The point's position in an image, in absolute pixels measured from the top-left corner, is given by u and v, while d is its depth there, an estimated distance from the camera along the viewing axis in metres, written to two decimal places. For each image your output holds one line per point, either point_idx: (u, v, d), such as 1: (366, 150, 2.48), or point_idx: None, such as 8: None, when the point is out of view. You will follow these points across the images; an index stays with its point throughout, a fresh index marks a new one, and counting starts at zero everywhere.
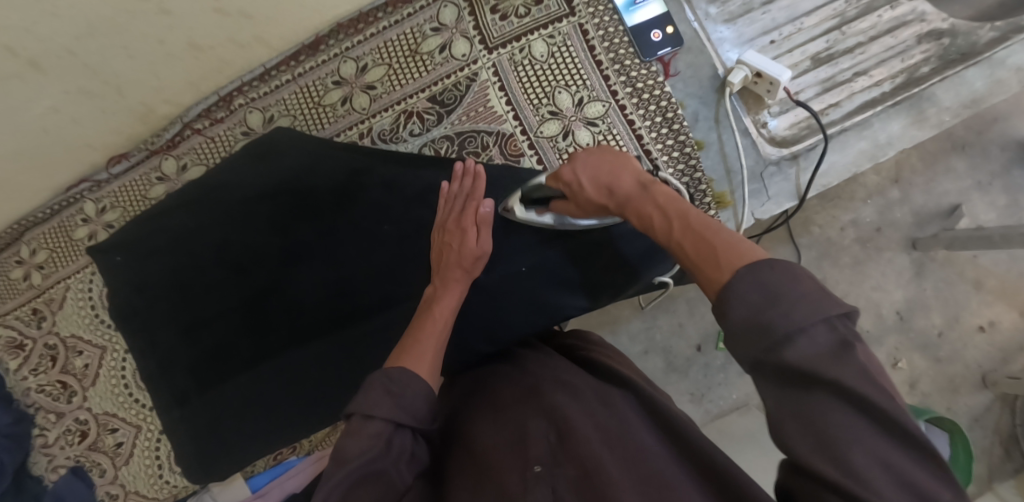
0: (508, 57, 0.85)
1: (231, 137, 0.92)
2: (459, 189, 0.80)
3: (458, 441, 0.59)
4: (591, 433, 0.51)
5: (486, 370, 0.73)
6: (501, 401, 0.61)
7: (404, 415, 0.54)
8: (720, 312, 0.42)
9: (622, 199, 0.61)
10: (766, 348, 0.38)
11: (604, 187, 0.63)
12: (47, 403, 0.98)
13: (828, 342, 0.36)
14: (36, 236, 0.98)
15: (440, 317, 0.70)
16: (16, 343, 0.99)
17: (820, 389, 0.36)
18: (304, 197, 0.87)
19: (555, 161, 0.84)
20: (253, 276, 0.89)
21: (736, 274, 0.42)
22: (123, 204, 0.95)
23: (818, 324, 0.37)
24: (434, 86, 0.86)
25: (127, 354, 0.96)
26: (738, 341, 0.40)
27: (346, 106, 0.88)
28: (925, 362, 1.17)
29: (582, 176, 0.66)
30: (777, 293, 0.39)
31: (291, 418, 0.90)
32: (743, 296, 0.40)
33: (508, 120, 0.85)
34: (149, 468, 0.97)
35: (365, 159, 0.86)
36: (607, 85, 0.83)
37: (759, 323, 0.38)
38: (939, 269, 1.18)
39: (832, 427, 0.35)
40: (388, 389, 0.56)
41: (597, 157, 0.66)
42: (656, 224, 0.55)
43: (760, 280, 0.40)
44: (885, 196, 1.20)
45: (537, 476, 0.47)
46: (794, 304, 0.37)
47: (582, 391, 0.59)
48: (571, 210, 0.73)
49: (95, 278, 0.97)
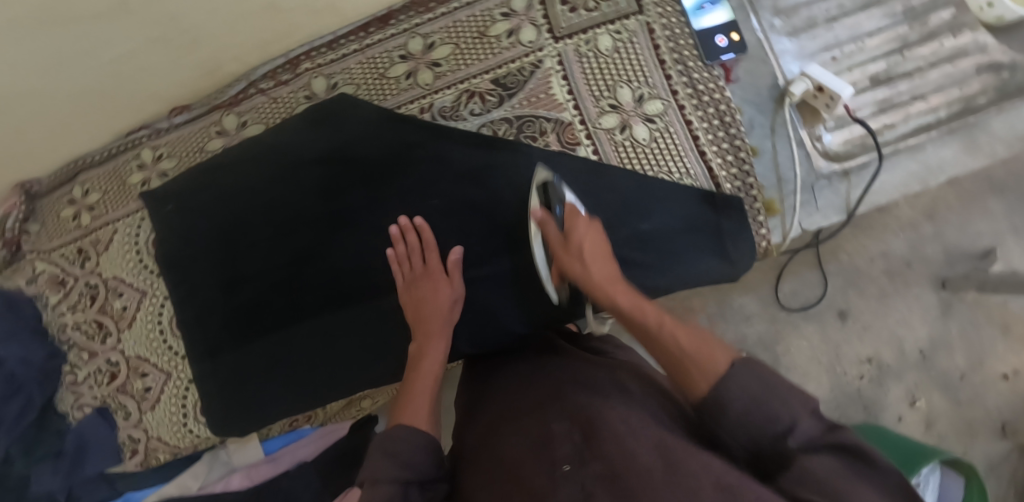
0: (573, 48, 0.86)
1: (294, 100, 0.92)
2: (409, 246, 0.84)
3: (485, 447, 0.61)
4: (616, 432, 0.51)
5: (513, 370, 0.75)
6: (526, 401, 0.64)
7: (405, 470, 0.58)
8: (716, 402, 0.51)
9: (603, 278, 0.71)
10: (763, 428, 0.48)
11: (598, 254, 0.73)
12: (82, 341, 1.00)
13: (810, 425, 0.48)
14: (91, 177, 1.00)
15: (427, 374, 0.73)
16: (59, 279, 1.01)
17: (822, 457, 0.45)
18: (357, 164, 0.88)
19: (610, 154, 0.84)
20: (298, 236, 0.90)
21: (730, 366, 0.52)
22: (179, 155, 0.96)
23: (800, 410, 0.48)
24: (498, 69, 0.87)
25: (166, 300, 0.97)
26: (738, 421, 0.49)
27: (410, 80, 0.89)
28: (945, 402, 1.16)
29: (585, 236, 0.74)
30: (770, 383, 0.50)
31: (321, 383, 0.91)
32: (744, 382, 0.50)
33: (569, 109, 0.85)
34: (174, 415, 0.97)
35: (421, 131, 0.86)
36: (668, 84, 0.84)
37: (761, 411, 0.48)
38: (967, 310, 1.18)
39: (834, 479, 0.43)
40: (387, 450, 0.59)
41: (597, 232, 0.76)
42: (646, 312, 0.66)
43: (756, 373, 0.51)
44: (917, 230, 1.20)
45: (566, 475, 0.48)
46: (785, 398, 0.48)
47: (604, 392, 0.60)
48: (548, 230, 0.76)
49: (143, 224, 0.98)
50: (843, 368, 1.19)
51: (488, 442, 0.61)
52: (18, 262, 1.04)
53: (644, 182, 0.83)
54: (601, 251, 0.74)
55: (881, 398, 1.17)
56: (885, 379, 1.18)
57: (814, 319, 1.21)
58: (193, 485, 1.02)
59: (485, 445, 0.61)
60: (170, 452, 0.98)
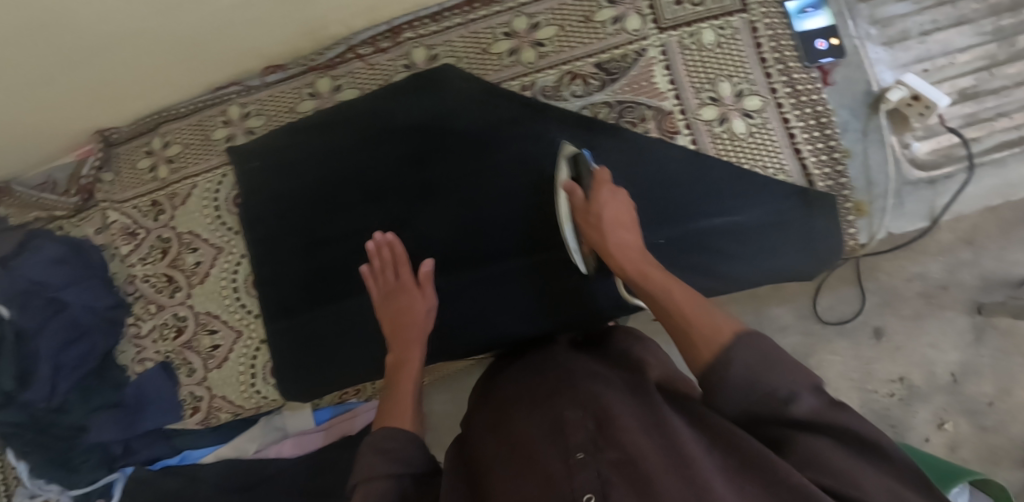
0: (677, 39, 0.88)
1: (392, 68, 0.92)
2: (381, 262, 0.86)
3: (496, 437, 0.62)
4: (630, 422, 0.53)
5: (522, 365, 0.77)
6: (535, 390, 0.66)
7: (401, 466, 0.62)
8: (717, 373, 0.53)
9: (617, 246, 0.74)
10: (768, 404, 0.51)
11: (619, 222, 0.76)
12: (150, 293, 0.99)
13: (816, 401, 0.50)
14: (172, 130, 1.00)
15: (410, 380, 0.75)
16: (130, 230, 1.00)
17: (821, 435, 0.49)
18: (455, 136, 0.88)
19: (708, 145, 0.86)
20: (386, 203, 0.90)
21: (733, 341, 0.54)
22: (268, 113, 0.96)
23: (807, 391, 0.50)
24: (602, 54, 0.89)
25: (243, 259, 0.96)
26: (744, 391, 0.52)
27: (513, 58, 0.90)
28: (970, 428, 1.07)
29: (606, 206, 0.77)
30: (773, 358, 0.52)
31: (399, 351, 0.91)
32: (745, 361, 0.52)
33: (670, 98, 0.87)
34: (241, 375, 0.95)
35: (521, 108, 0.87)
36: (768, 82, 0.86)
37: (761, 384, 0.51)
38: (1001, 338, 1.08)
39: (838, 462, 0.47)
40: (378, 451, 0.63)
41: (621, 200, 0.78)
42: (652, 278, 0.69)
43: (761, 352, 0.53)
44: (956, 255, 1.10)
45: (581, 461, 0.49)
46: (781, 376, 0.51)
47: (615, 383, 0.62)
48: (574, 196, 0.79)
49: (224, 181, 0.97)
50: (871, 386, 1.12)
51: (497, 433, 0.62)
52: (88, 210, 1.03)
53: (740, 175, 0.85)
54: (623, 218, 0.77)
55: (907, 419, 1.09)
56: (914, 400, 1.10)
57: (846, 335, 1.13)
58: (251, 448, 0.99)
59: (494, 435, 0.62)
60: (231, 412, 0.97)
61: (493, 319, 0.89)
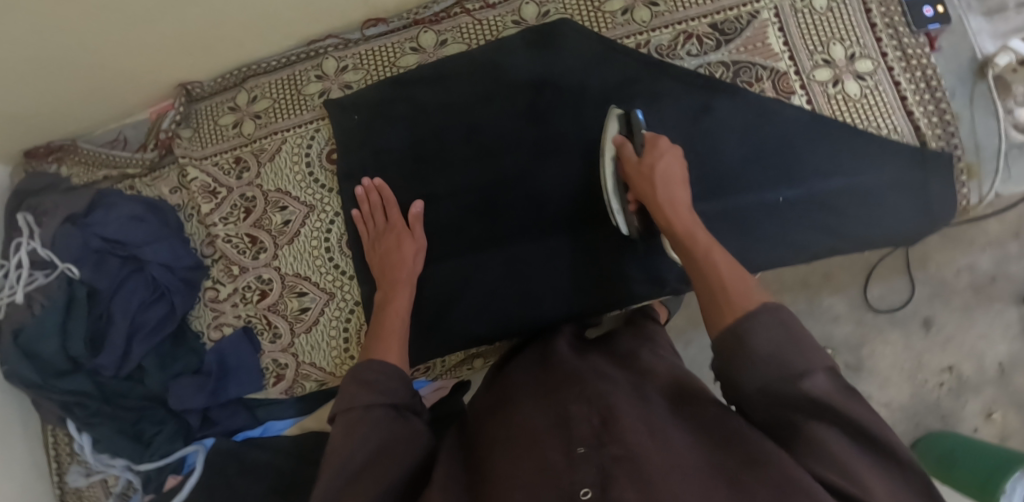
0: (789, 3, 0.89)
1: (501, 23, 0.91)
2: (372, 205, 0.86)
3: (497, 425, 0.59)
4: (633, 420, 0.50)
5: (526, 358, 0.73)
6: (542, 382, 0.62)
7: (382, 397, 0.60)
8: (737, 340, 0.51)
9: (666, 200, 0.69)
10: (779, 377, 0.47)
11: (671, 179, 0.71)
12: (231, 255, 0.94)
13: (830, 387, 0.47)
14: (261, 84, 0.96)
15: (396, 316, 0.74)
16: (210, 188, 0.95)
17: (826, 421, 0.46)
18: (572, 90, 0.87)
19: (824, 105, 0.87)
20: (499, 157, 0.87)
21: (759, 310, 0.52)
22: (366, 68, 0.93)
23: (823, 375, 0.47)
24: (716, 15, 0.89)
25: (336, 217, 0.91)
26: (761, 361, 0.49)
27: (626, 17, 0.89)
28: (1021, 419, 1.05)
29: (659, 162, 0.71)
30: (797, 333, 0.50)
31: (513, 312, 0.85)
32: (766, 332, 0.50)
33: (784, 59, 0.88)
34: (333, 340, 0.90)
35: (639, 64, 0.87)
36: (878, 46, 0.88)
37: (779, 355, 0.48)
38: None
39: (841, 451, 0.45)
40: (360, 382, 0.62)
41: (674, 156, 0.73)
42: (698, 239, 0.64)
43: (783, 324, 0.50)
44: (1003, 248, 1.08)
45: (583, 456, 0.47)
46: (807, 352, 0.48)
47: (621, 381, 0.58)
48: (625, 154, 0.75)
49: (318, 135, 0.93)
50: (922, 376, 1.08)
51: (496, 423, 0.59)
52: (163, 168, 0.99)
53: (856, 136, 0.85)
54: (675, 178, 0.71)
55: (958, 410, 1.07)
56: (965, 391, 1.07)
57: (898, 325, 1.10)
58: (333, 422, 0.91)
59: (494, 424, 0.59)
60: (319, 380, 0.91)
61: (613, 279, 0.85)
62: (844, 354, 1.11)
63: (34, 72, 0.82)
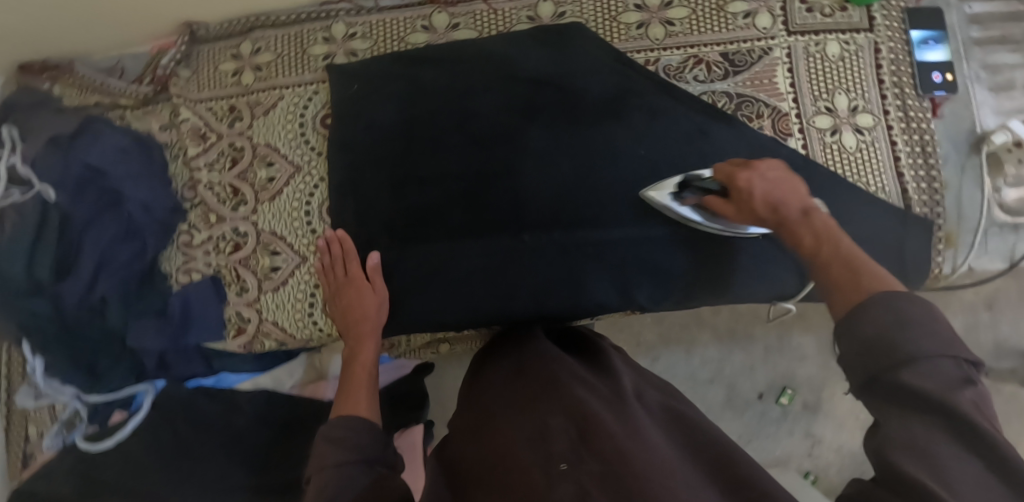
0: (803, 45, 0.89)
1: (515, 17, 0.90)
2: (331, 259, 0.87)
3: (477, 446, 0.59)
4: (616, 433, 0.52)
5: (501, 371, 0.73)
6: (525, 395, 0.64)
7: (352, 451, 0.63)
8: (844, 329, 0.50)
9: (794, 220, 0.66)
10: (884, 364, 0.45)
11: (769, 204, 0.69)
12: (211, 202, 0.93)
13: (950, 373, 0.44)
14: (267, 37, 0.95)
15: (364, 371, 0.79)
16: (201, 132, 0.95)
17: (927, 412, 0.43)
18: (575, 97, 0.87)
19: (818, 152, 0.87)
20: (490, 150, 0.87)
21: (874, 296, 0.49)
22: (375, 38, 0.92)
23: (945, 357, 0.44)
24: (729, 45, 0.89)
25: (320, 182, 0.91)
26: (859, 348, 0.48)
27: (640, 31, 0.89)
28: None
29: (756, 188, 0.71)
30: (905, 319, 0.46)
31: (481, 305, 0.86)
32: (871, 315, 0.48)
33: (787, 100, 0.88)
34: (298, 303, 0.90)
35: (645, 82, 0.87)
36: (882, 103, 0.88)
37: (877, 348, 0.46)
38: (1005, 403, 1.09)
39: (930, 445, 0.41)
40: (330, 439, 0.65)
41: (775, 172, 0.72)
42: (819, 242, 0.61)
43: (891, 307, 0.47)
44: (975, 316, 1.10)
45: (563, 472, 0.48)
46: (922, 335, 0.45)
47: (603, 396, 0.61)
48: (725, 210, 0.76)
49: (316, 98, 0.92)
50: None
51: (476, 442, 0.60)
52: (156, 103, 0.98)
53: (846, 187, 0.86)
54: (781, 195, 0.69)
55: None
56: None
57: None
58: (289, 383, 1.00)
59: (474, 445, 0.59)
60: (279, 340, 0.91)
61: (588, 286, 0.86)
62: (804, 394, 1.14)
63: None
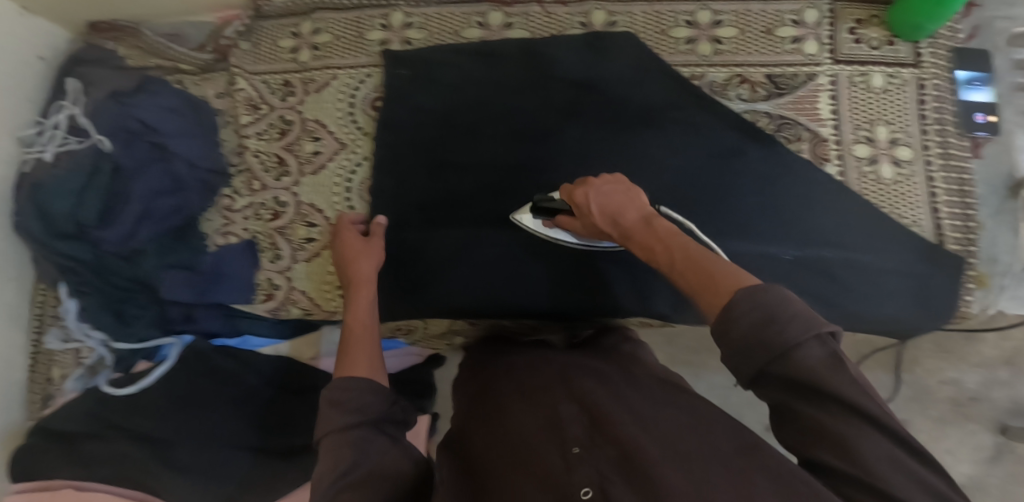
0: (847, 75, 0.90)
1: (567, 22, 0.93)
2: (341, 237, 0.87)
3: (486, 438, 0.59)
4: (621, 415, 0.52)
5: (507, 364, 0.74)
6: (530, 382, 0.65)
7: (357, 414, 0.59)
8: (722, 327, 0.45)
9: (647, 225, 0.61)
10: (768, 359, 0.42)
11: (608, 214, 0.64)
12: (256, 170, 0.97)
13: (824, 355, 0.41)
14: (327, 19, 0.98)
15: (363, 327, 0.73)
16: (254, 103, 0.98)
17: (817, 398, 0.41)
18: (618, 102, 0.88)
19: (854, 181, 0.88)
20: (532, 146, 0.88)
21: (737, 294, 0.45)
22: (430, 29, 0.95)
23: (815, 338, 0.42)
24: (774, 68, 0.90)
25: (364, 161, 0.94)
26: (743, 349, 0.43)
27: (689, 46, 0.91)
28: None
29: (591, 204, 0.65)
30: (773, 314, 0.43)
31: (507, 295, 0.87)
32: (741, 312, 0.44)
33: (829, 126, 0.89)
34: (330, 276, 0.92)
35: (688, 96, 0.88)
36: (922, 138, 0.89)
37: (757, 341, 0.43)
38: (1017, 464, 1.07)
39: (846, 431, 0.40)
40: (332, 400, 0.61)
41: (610, 186, 0.66)
42: (674, 245, 0.57)
43: (757, 300, 0.44)
44: (995, 371, 1.08)
45: (578, 455, 0.48)
46: (789, 321, 0.42)
47: (605, 380, 0.62)
48: (574, 226, 0.72)
49: (368, 81, 0.96)
50: None
51: (485, 431, 0.60)
52: (214, 71, 1.02)
53: (878, 217, 0.86)
54: (620, 203, 0.65)
55: None
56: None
57: None
58: (307, 355, 0.97)
59: (482, 433, 0.61)
60: (305, 309, 0.93)
61: (612, 288, 0.87)
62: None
63: None
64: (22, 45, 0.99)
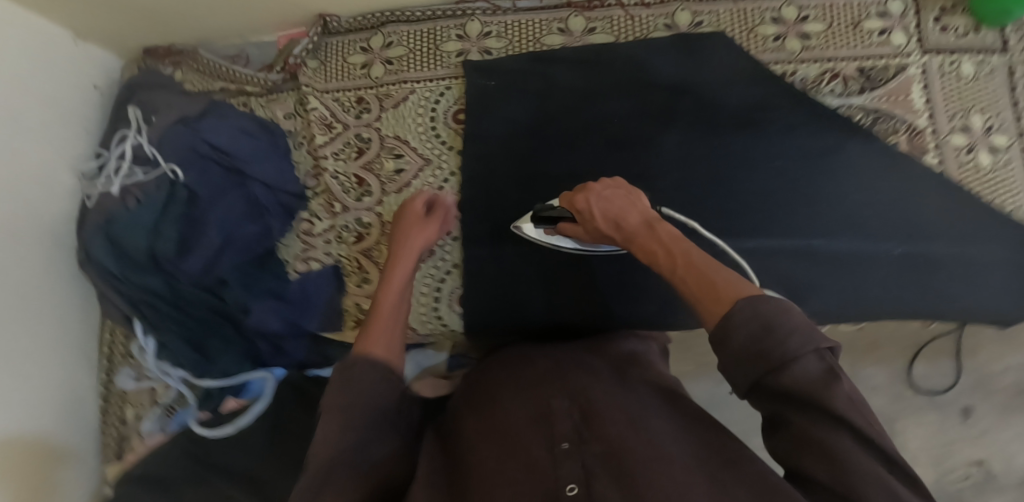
0: (937, 64, 0.89)
1: (652, 24, 0.91)
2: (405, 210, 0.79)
3: (466, 420, 0.54)
4: (614, 413, 0.48)
5: (499, 352, 0.68)
6: (517, 371, 0.60)
7: (362, 395, 0.49)
8: (719, 332, 0.41)
9: (649, 229, 0.57)
10: (761, 368, 0.38)
11: (610, 219, 0.61)
12: (335, 191, 0.93)
13: (819, 370, 0.37)
14: (400, 32, 0.96)
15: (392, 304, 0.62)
16: (327, 122, 0.95)
17: (810, 411, 0.37)
18: (714, 104, 0.87)
19: (954, 170, 0.87)
20: (630, 152, 0.86)
21: (737, 302, 0.41)
22: (510, 38, 0.93)
23: (812, 351, 0.38)
24: (865, 61, 0.89)
25: (451, 176, 0.90)
26: (741, 357, 0.39)
27: (777, 43, 0.89)
28: None
29: (593, 208, 0.63)
30: (772, 323, 0.39)
31: (613, 308, 0.85)
32: (738, 321, 0.40)
33: (924, 117, 0.88)
34: (423, 297, 0.88)
35: (783, 95, 0.87)
36: (1018, 123, 0.88)
37: (753, 353, 0.39)
38: None
39: (835, 445, 0.36)
40: (342, 379, 0.51)
41: (611, 189, 0.64)
42: (677, 250, 0.52)
43: (756, 309, 0.40)
44: None
45: (567, 451, 0.44)
46: (788, 335, 0.38)
47: (599, 371, 0.57)
48: (580, 234, 0.70)
49: (448, 94, 0.93)
50: None
51: (464, 418, 0.55)
52: (281, 91, 0.98)
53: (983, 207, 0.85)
54: (621, 207, 0.62)
55: None
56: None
57: None
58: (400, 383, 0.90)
59: (463, 420, 0.55)
60: None
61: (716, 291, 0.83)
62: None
63: None
64: (79, 75, 0.95)
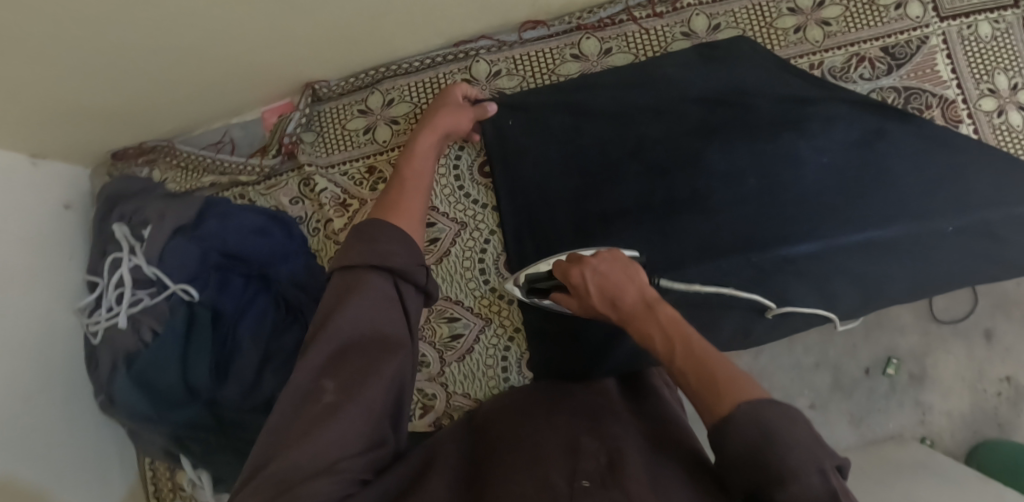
0: (956, 30, 0.88)
1: (669, 34, 0.89)
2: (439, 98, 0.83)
3: (499, 441, 0.51)
4: (642, 470, 0.44)
5: (529, 386, 0.67)
6: (566, 407, 0.58)
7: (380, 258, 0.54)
8: (717, 424, 0.44)
9: (648, 307, 0.57)
10: (759, 477, 0.40)
11: (605, 294, 0.61)
12: None
13: (819, 490, 0.38)
14: (399, 87, 0.88)
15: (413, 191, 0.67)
16: (341, 201, 0.87)
17: None
18: (745, 109, 0.83)
19: (989, 136, 0.86)
20: (676, 177, 0.81)
21: (740, 405, 0.44)
22: (522, 73, 0.89)
23: (813, 469, 0.39)
24: (887, 39, 0.87)
25: (491, 235, 0.87)
26: (737, 459, 0.42)
27: (799, 35, 0.88)
28: None
29: (587, 285, 0.62)
30: (770, 431, 0.41)
31: None
32: (739, 425, 0.42)
33: (952, 87, 0.87)
34: (490, 369, 0.85)
35: (815, 90, 0.84)
36: None
37: (748, 461, 0.41)
38: None
39: None
40: (361, 238, 0.56)
41: (608, 264, 0.63)
42: (684, 336, 0.52)
43: (757, 412, 0.42)
44: None
45: (584, 490, 0.41)
46: (788, 448, 0.40)
47: (638, 430, 0.54)
48: (570, 304, 0.68)
49: (466, 149, 0.89)
50: (982, 385, 0.97)
51: (494, 442, 0.52)
52: (281, 175, 0.89)
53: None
54: (614, 279, 0.61)
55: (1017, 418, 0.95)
56: None
57: (960, 337, 0.98)
58: None
59: (498, 440, 0.52)
60: None
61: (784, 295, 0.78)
62: (908, 363, 0.99)
63: (150, 65, 0.72)
64: (46, 197, 0.83)
